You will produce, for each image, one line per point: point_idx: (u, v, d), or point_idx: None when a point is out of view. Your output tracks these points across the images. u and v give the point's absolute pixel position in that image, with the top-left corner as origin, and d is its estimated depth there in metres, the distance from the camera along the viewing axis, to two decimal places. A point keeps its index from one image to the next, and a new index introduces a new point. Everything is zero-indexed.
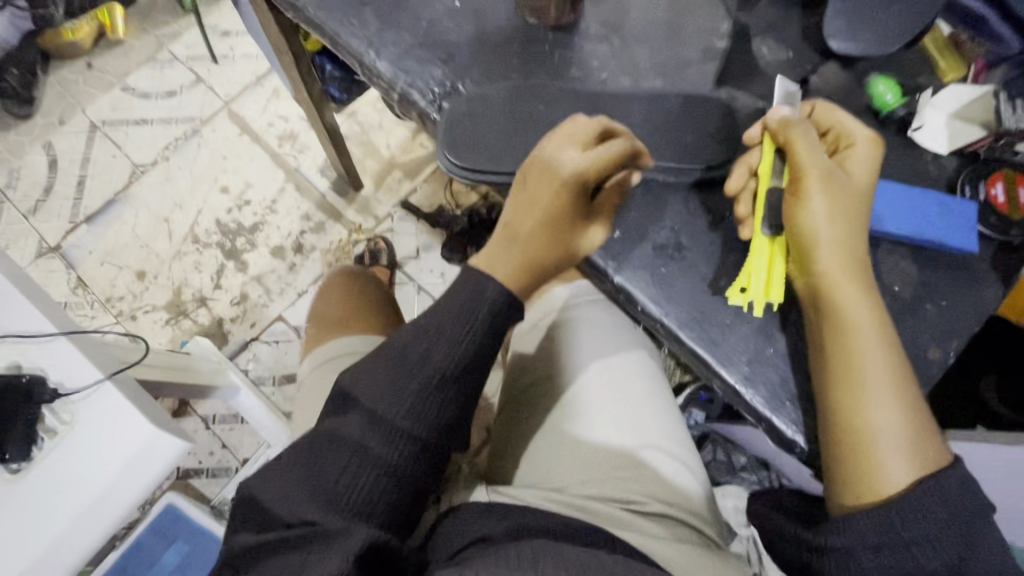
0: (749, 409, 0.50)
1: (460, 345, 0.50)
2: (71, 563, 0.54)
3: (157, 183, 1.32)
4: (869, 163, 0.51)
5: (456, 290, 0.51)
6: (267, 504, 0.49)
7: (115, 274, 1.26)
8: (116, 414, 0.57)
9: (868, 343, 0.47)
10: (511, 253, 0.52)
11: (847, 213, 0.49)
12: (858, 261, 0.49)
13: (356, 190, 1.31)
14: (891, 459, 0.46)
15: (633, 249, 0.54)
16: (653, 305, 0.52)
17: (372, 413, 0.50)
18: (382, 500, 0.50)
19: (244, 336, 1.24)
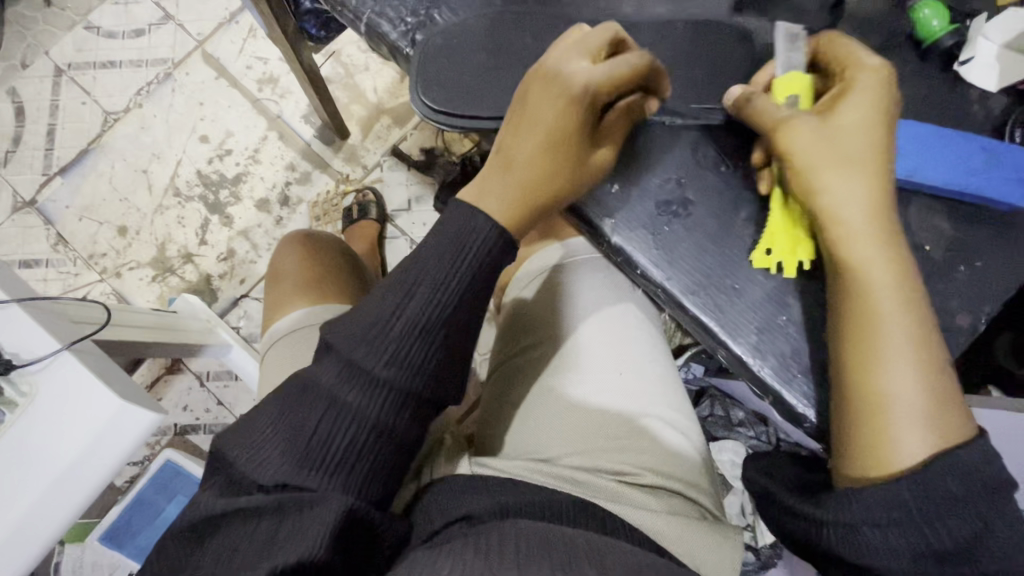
0: (757, 380, 0.47)
1: (447, 289, 0.46)
2: (43, 541, 0.52)
3: (132, 132, 1.23)
4: (875, 92, 0.44)
5: (442, 227, 0.47)
6: (238, 463, 0.45)
7: (95, 230, 1.19)
8: (80, 386, 0.54)
9: (885, 306, 0.43)
10: (509, 177, 0.48)
11: (846, 163, 0.44)
12: (876, 215, 0.44)
13: (342, 137, 1.23)
14: (908, 433, 0.41)
15: (636, 207, 0.50)
16: (654, 268, 0.49)
17: (352, 364, 0.45)
18: (366, 460, 0.45)
19: (233, 292, 1.18)
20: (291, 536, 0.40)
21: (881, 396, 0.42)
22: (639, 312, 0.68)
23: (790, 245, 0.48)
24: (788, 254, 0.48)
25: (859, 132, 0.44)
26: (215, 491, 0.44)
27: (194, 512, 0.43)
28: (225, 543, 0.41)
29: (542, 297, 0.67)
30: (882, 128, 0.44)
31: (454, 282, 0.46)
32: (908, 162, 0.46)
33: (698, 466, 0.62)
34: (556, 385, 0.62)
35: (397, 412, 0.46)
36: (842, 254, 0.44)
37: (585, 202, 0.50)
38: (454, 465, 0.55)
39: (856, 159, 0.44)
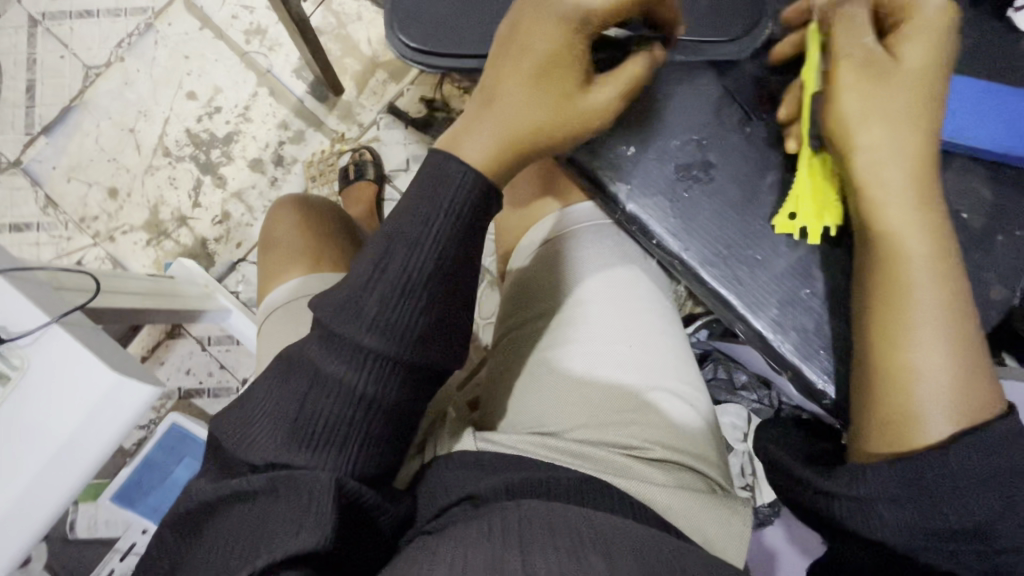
0: (775, 354, 0.51)
1: (426, 248, 0.43)
2: (48, 514, 0.52)
3: (116, 88, 1.17)
4: (936, 33, 0.45)
5: (419, 181, 0.44)
6: (231, 442, 0.45)
7: (84, 192, 1.15)
8: (74, 359, 0.53)
9: (920, 277, 0.43)
10: (491, 110, 0.46)
11: (897, 115, 0.45)
12: (915, 176, 0.45)
13: (336, 93, 1.17)
14: (935, 406, 0.41)
15: (652, 174, 0.54)
16: (671, 238, 0.53)
17: (334, 336, 0.43)
18: (360, 438, 0.44)
19: (230, 256, 1.15)
20: (286, 521, 0.40)
21: (905, 375, 0.42)
22: (641, 276, 0.65)
23: (818, 208, 0.50)
24: (815, 218, 0.50)
25: (916, 77, 0.45)
26: (212, 477, 0.45)
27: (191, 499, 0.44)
28: (224, 527, 0.42)
29: (543, 268, 0.65)
30: (935, 76, 0.46)
31: (433, 240, 0.43)
32: (951, 124, 0.48)
33: (703, 434, 0.61)
34: (552, 354, 0.61)
35: (385, 384, 0.44)
36: (875, 220, 0.45)
37: (602, 169, 0.53)
38: (456, 439, 0.56)
39: (905, 112, 0.45)
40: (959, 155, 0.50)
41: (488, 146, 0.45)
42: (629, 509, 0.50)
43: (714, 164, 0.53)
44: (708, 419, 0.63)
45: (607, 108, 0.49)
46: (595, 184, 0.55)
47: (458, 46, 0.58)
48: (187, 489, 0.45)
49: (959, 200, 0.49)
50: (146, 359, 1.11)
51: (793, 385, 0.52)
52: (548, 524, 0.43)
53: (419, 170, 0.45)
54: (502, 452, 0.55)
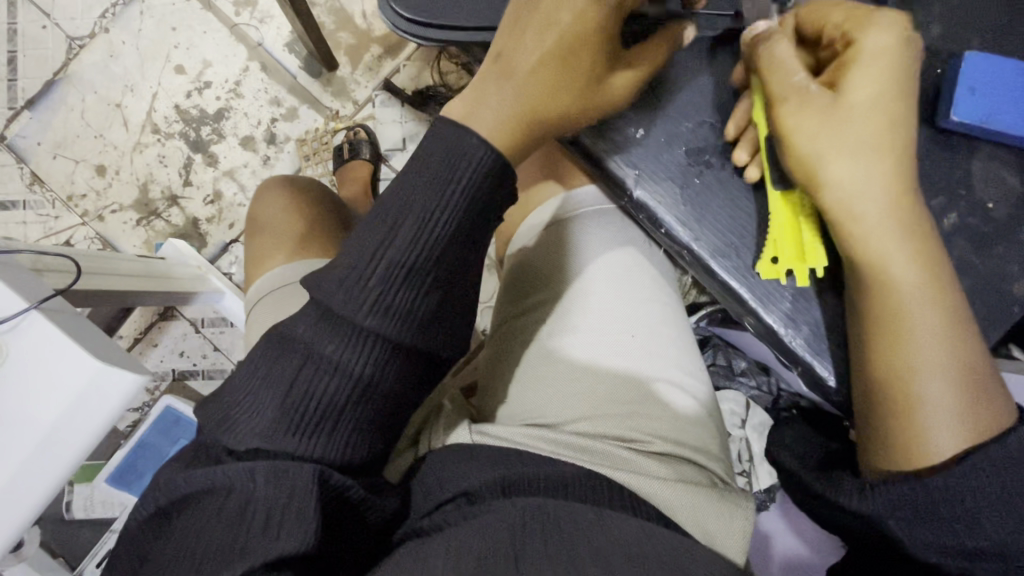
0: (785, 348, 0.50)
1: (433, 228, 0.41)
2: (32, 506, 0.50)
3: (100, 61, 1.13)
4: (885, 59, 0.43)
5: (426, 147, 0.42)
6: (216, 424, 0.43)
7: (71, 169, 1.11)
8: (55, 347, 0.51)
9: (909, 307, 0.42)
10: (502, 86, 0.43)
11: (852, 148, 0.43)
12: (893, 207, 0.43)
13: (330, 68, 1.13)
14: (942, 429, 0.41)
15: (661, 158, 0.52)
16: (679, 227, 0.51)
17: (331, 315, 0.42)
18: (351, 427, 0.43)
19: (222, 237, 1.12)
20: (262, 507, 0.38)
21: (910, 403, 0.42)
22: (647, 262, 0.63)
23: (798, 251, 0.48)
24: (797, 260, 0.48)
25: (868, 107, 0.43)
26: (183, 466, 0.43)
27: (164, 491, 0.41)
28: (195, 516, 0.39)
29: (544, 252, 0.62)
30: (895, 101, 0.43)
31: (441, 220, 0.41)
32: (979, 111, 0.46)
33: (704, 423, 0.59)
34: (552, 334, 0.59)
35: (382, 370, 0.42)
36: (857, 254, 0.44)
37: (609, 152, 0.51)
38: (452, 431, 0.55)
39: (867, 142, 0.43)
40: (984, 142, 0.48)
41: (500, 118, 0.42)
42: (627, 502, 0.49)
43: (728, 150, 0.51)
44: (710, 411, 0.61)
45: (626, 90, 0.49)
46: (605, 173, 0.52)
47: (456, 22, 0.55)
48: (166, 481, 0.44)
49: (979, 190, 0.48)
50: (138, 341, 1.09)
51: (800, 378, 0.51)
52: (545, 525, 0.43)
53: (422, 138, 0.42)
54: (498, 445, 0.53)
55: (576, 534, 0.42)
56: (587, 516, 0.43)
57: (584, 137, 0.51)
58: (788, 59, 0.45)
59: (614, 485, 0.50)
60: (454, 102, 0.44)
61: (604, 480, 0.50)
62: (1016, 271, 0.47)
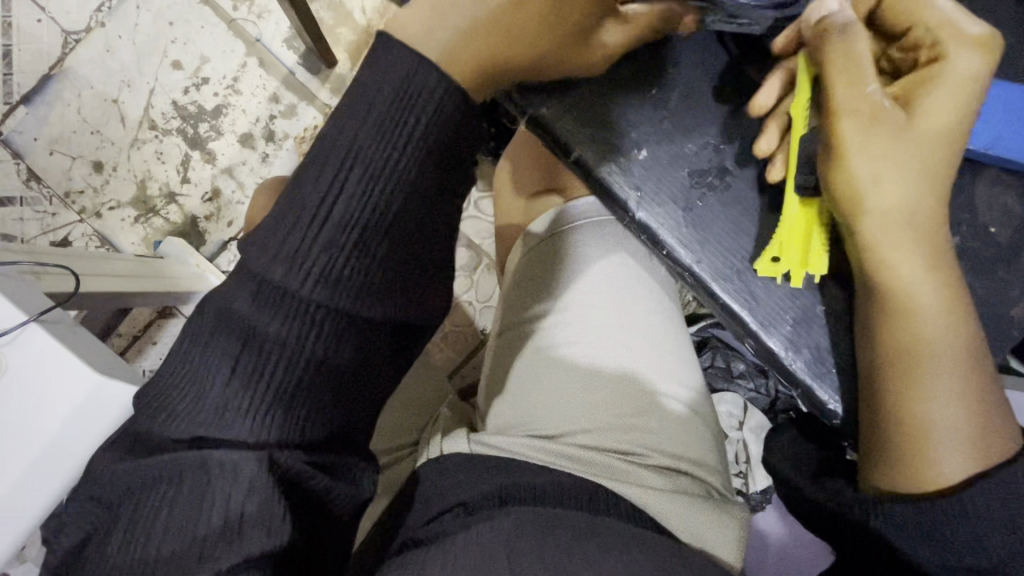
0: (785, 372, 0.50)
1: (379, 183, 0.39)
2: (27, 525, 0.50)
3: (97, 56, 1.11)
4: (965, 84, 0.42)
5: (362, 90, 0.39)
6: (153, 414, 0.41)
7: (68, 165, 1.10)
8: (53, 359, 0.52)
9: (935, 334, 0.43)
10: (472, 10, 0.41)
11: (910, 167, 0.43)
12: (924, 227, 0.43)
13: (328, 65, 1.12)
14: (950, 454, 0.42)
15: (665, 180, 0.51)
16: (681, 249, 0.50)
17: (267, 287, 0.39)
18: (303, 403, 0.41)
19: (221, 235, 1.11)
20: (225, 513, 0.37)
21: (925, 432, 0.42)
22: (626, 258, 0.62)
23: (802, 255, 0.48)
24: (799, 264, 0.48)
25: (931, 133, 0.43)
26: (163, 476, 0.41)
27: (106, 484, 0.39)
28: (144, 518, 0.37)
29: (535, 262, 0.63)
30: (961, 127, 0.43)
31: (390, 172, 0.39)
32: (985, 136, 0.46)
33: (696, 429, 0.60)
34: (529, 333, 0.61)
35: (337, 344, 0.41)
36: (882, 275, 0.44)
37: (610, 171, 0.51)
38: (455, 438, 0.56)
39: (921, 163, 0.43)
40: (989, 166, 0.47)
41: (459, 47, 0.41)
42: (625, 514, 0.49)
43: (732, 170, 0.51)
44: (699, 411, 0.61)
45: (610, 47, 0.47)
46: (605, 189, 0.52)
47: None
48: (104, 468, 0.41)
49: (984, 211, 0.47)
50: (137, 339, 1.08)
51: (800, 401, 0.51)
52: (541, 531, 0.43)
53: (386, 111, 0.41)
54: (496, 455, 0.54)
55: (570, 543, 0.42)
56: (581, 524, 0.44)
57: (587, 156, 0.51)
58: (867, 62, 0.43)
59: (611, 499, 0.51)
60: (417, 17, 0.41)
61: (599, 491, 0.51)
62: (1017, 294, 0.47)
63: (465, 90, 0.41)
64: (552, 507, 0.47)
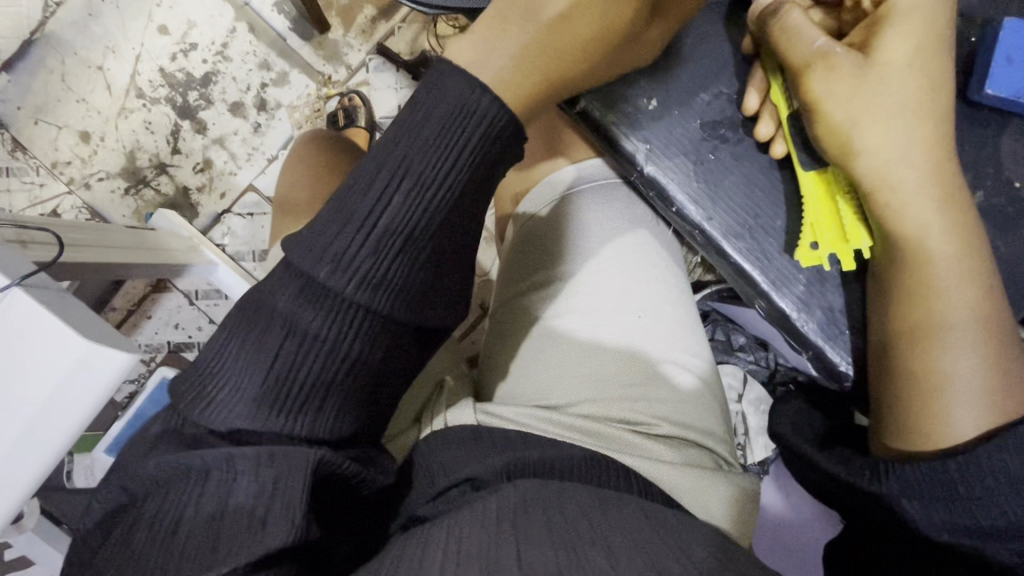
0: (797, 335, 0.49)
1: (430, 197, 0.37)
2: (25, 487, 0.50)
3: (79, 20, 1.07)
4: (918, 16, 0.42)
5: (417, 105, 0.37)
6: (192, 402, 0.41)
7: (54, 135, 1.06)
8: (38, 325, 0.50)
9: (946, 281, 0.42)
10: (523, 34, 0.39)
11: (890, 111, 0.42)
12: (932, 172, 0.42)
13: (321, 30, 1.07)
14: (964, 407, 0.41)
15: (675, 133, 0.49)
16: (693, 206, 0.49)
17: (312, 284, 0.38)
18: (337, 398, 0.41)
19: (214, 208, 1.08)
20: (248, 504, 0.37)
21: (936, 383, 0.41)
22: (651, 240, 0.61)
23: (839, 232, 0.46)
24: (838, 244, 0.46)
25: (905, 69, 0.42)
26: (165, 444, 0.41)
27: (130, 474, 0.40)
28: (176, 499, 0.38)
29: (548, 234, 0.60)
30: (933, 57, 0.43)
31: (442, 186, 0.37)
32: (1014, 85, 0.43)
33: (703, 397, 0.59)
34: (548, 310, 0.58)
35: (372, 343, 0.39)
36: (891, 224, 0.43)
37: (619, 125, 0.49)
38: (456, 407, 0.55)
39: (904, 104, 0.42)
40: (1016, 119, 0.45)
41: (518, 77, 0.39)
42: (634, 487, 0.48)
43: (745, 127, 0.49)
44: (711, 385, 0.60)
45: (655, 44, 0.46)
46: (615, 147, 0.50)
47: None
48: (133, 458, 0.41)
49: (1009, 166, 0.46)
50: (132, 313, 1.07)
51: (811, 364, 0.50)
52: (546, 506, 0.42)
53: (422, 82, 0.38)
54: (503, 426, 0.53)
55: (572, 515, 0.41)
56: (588, 500, 0.43)
57: (592, 108, 0.49)
58: (805, 27, 0.44)
59: (617, 470, 0.50)
60: (467, 49, 0.39)
61: (606, 462, 0.50)
62: None
63: (522, 110, 0.39)
64: (561, 480, 0.46)
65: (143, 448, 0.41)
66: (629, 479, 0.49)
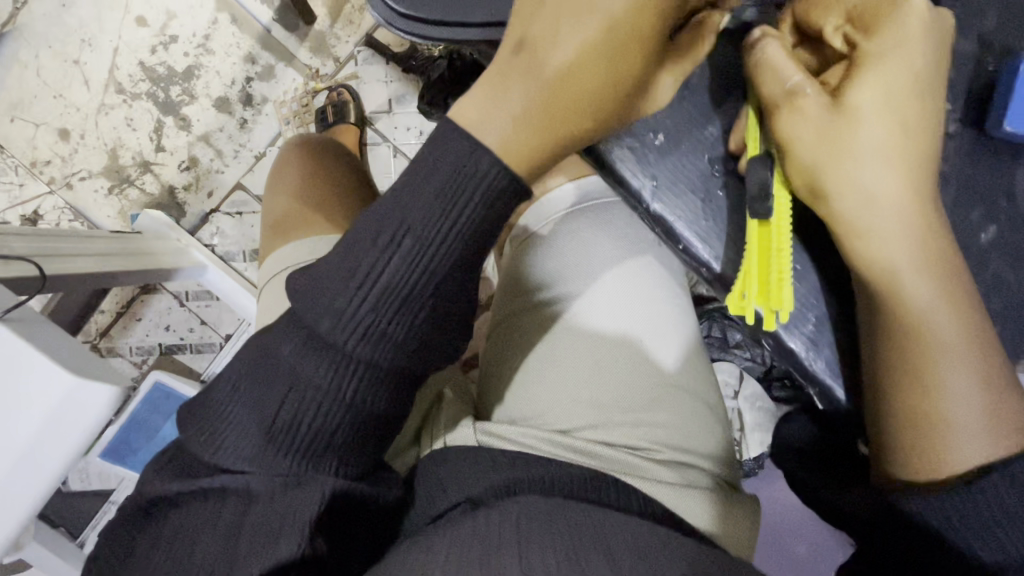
0: (806, 372, 0.44)
1: (432, 254, 0.36)
2: (20, 519, 0.49)
3: (52, 11, 1.02)
4: (898, 58, 0.38)
5: (419, 165, 0.35)
6: (200, 437, 0.41)
7: (31, 133, 1.02)
8: (23, 363, 0.48)
9: (940, 320, 0.39)
10: (528, 89, 0.35)
11: (862, 155, 0.39)
12: (922, 207, 0.39)
13: (307, 21, 1.03)
14: (962, 445, 0.39)
15: (685, 167, 0.45)
16: (697, 240, 0.44)
17: (314, 338, 0.37)
18: (339, 443, 0.40)
19: (201, 207, 1.05)
20: (259, 535, 0.38)
21: (926, 419, 0.40)
22: (653, 263, 0.60)
23: (766, 289, 0.40)
24: (763, 298, 0.41)
25: (883, 112, 0.39)
26: (170, 473, 0.42)
27: (145, 497, 0.42)
28: (199, 515, 0.40)
29: (551, 254, 0.59)
30: (928, 95, 0.39)
31: (446, 243, 0.36)
32: None
33: (704, 417, 0.58)
34: (552, 331, 0.57)
35: (374, 394, 0.38)
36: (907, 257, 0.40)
37: (611, 145, 0.44)
38: (455, 427, 0.54)
39: (877, 148, 0.39)
40: None
41: (527, 137, 0.35)
42: (637, 504, 0.48)
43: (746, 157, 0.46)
44: (713, 406, 0.60)
45: (672, 81, 0.38)
46: (615, 176, 0.45)
47: None
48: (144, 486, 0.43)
49: None
50: (121, 315, 1.04)
51: (812, 397, 0.46)
52: (545, 523, 0.41)
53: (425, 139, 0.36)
54: (501, 445, 0.52)
55: (579, 523, 0.41)
56: (587, 511, 0.43)
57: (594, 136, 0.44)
58: (782, 61, 0.39)
59: (617, 486, 0.50)
60: (470, 109, 0.35)
61: (605, 479, 0.50)
62: None
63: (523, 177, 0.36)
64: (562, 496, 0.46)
65: (162, 473, 0.43)
66: (632, 500, 0.48)
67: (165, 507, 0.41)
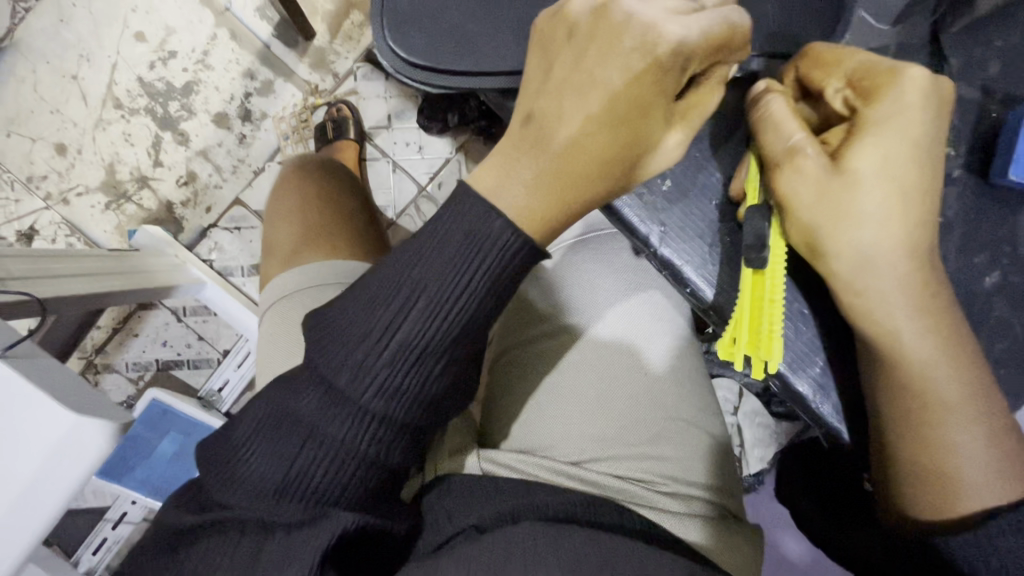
0: (811, 414, 0.44)
1: (447, 313, 0.37)
2: (16, 559, 0.48)
3: (50, 27, 1.02)
4: (900, 120, 0.38)
5: (435, 230, 0.37)
6: (212, 481, 0.41)
7: (28, 148, 1.02)
8: (23, 399, 0.48)
9: (945, 368, 0.39)
10: (538, 161, 0.36)
11: (862, 216, 0.39)
12: (926, 254, 0.40)
13: (306, 38, 1.03)
14: (969, 488, 0.39)
15: (690, 213, 0.45)
16: (704, 284, 0.45)
17: (332, 390, 0.38)
18: (350, 490, 0.40)
19: (199, 221, 1.05)
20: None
21: (936, 450, 0.39)
22: (660, 298, 0.60)
23: (757, 338, 0.41)
24: (754, 348, 0.41)
25: (885, 173, 0.38)
26: (181, 509, 0.42)
27: (156, 539, 0.42)
28: (207, 555, 0.39)
29: (556, 289, 0.60)
30: (932, 156, 0.39)
31: (462, 303, 0.37)
32: None
33: (709, 451, 0.58)
34: (558, 366, 0.57)
35: (388, 446, 0.39)
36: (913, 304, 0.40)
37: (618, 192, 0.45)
38: (461, 461, 0.53)
39: (879, 211, 0.39)
40: None
41: (537, 208, 0.36)
42: (641, 526, 0.47)
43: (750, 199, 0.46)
44: (719, 439, 0.60)
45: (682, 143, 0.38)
46: (619, 219, 0.46)
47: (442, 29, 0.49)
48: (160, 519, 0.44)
49: None
50: (117, 332, 1.03)
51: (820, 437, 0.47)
52: (545, 554, 0.40)
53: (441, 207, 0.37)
54: (507, 474, 0.52)
55: (584, 551, 0.40)
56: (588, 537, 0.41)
57: None
58: (783, 118, 0.40)
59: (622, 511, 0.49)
60: (488, 177, 0.36)
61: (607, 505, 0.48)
62: None
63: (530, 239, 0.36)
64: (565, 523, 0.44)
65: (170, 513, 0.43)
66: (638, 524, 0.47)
67: (176, 542, 0.41)
